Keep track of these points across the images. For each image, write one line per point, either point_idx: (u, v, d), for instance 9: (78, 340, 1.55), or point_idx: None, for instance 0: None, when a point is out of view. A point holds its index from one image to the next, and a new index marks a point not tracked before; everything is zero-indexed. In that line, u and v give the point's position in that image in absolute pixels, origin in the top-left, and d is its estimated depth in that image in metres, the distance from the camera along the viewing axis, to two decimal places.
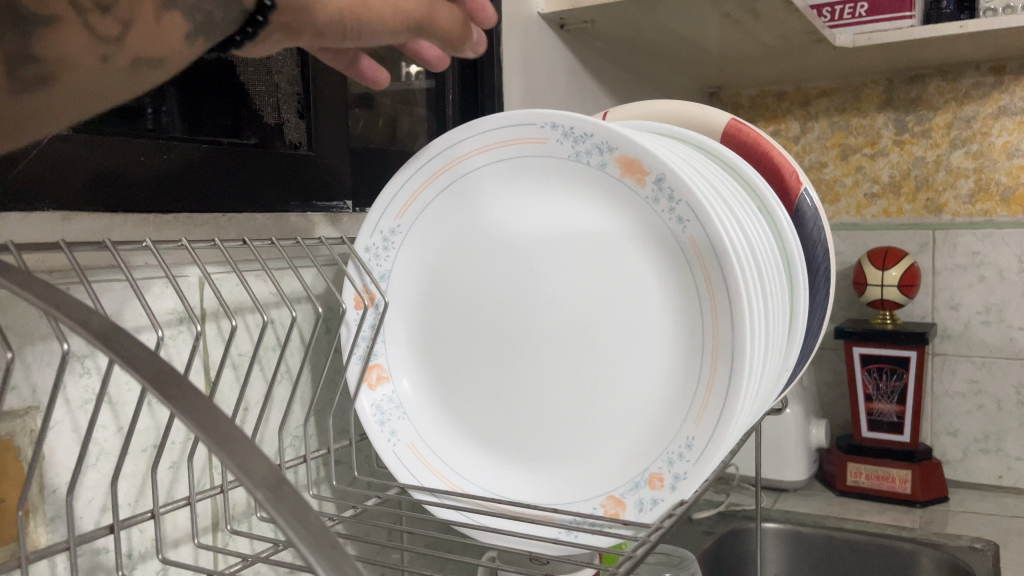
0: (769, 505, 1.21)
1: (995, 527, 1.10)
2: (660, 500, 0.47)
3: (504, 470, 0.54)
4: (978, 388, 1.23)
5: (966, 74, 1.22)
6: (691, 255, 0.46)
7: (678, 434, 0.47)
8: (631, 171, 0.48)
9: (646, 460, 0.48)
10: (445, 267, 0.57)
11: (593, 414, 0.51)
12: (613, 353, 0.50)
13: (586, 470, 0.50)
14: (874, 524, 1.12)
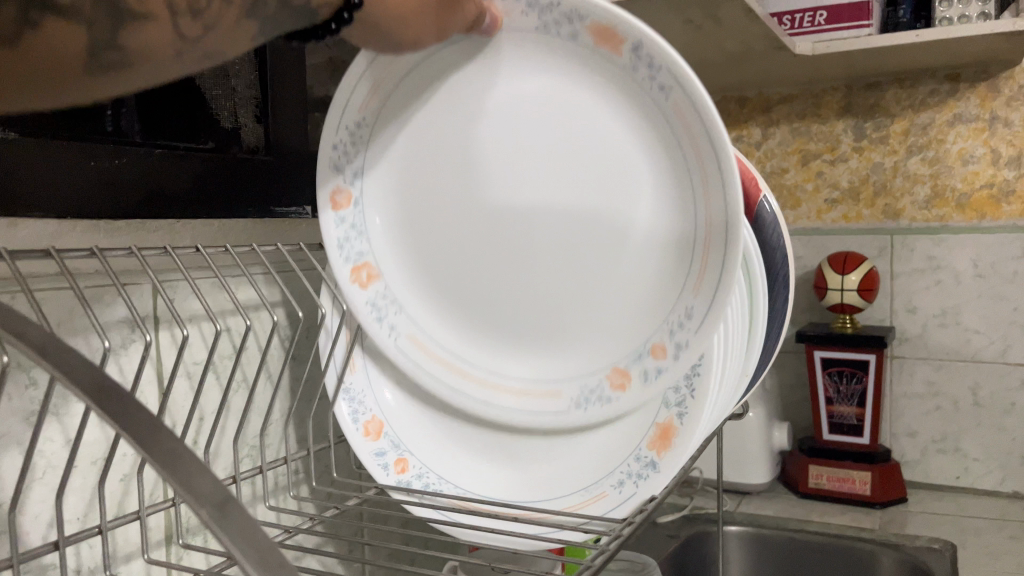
0: (733, 508, 1.22)
1: (952, 527, 1.12)
2: (664, 367, 0.57)
3: (495, 356, 0.67)
4: (935, 390, 1.25)
5: (922, 82, 1.25)
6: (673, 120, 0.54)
7: (679, 304, 0.56)
8: (603, 41, 0.56)
9: (649, 336, 0.59)
10: (423, 165, 0.66)
11: (592, 302, 0.62)
12: (605, 251, 0.61)
13: (578, 356, 0.63)
14: (834, 526, 1.14)
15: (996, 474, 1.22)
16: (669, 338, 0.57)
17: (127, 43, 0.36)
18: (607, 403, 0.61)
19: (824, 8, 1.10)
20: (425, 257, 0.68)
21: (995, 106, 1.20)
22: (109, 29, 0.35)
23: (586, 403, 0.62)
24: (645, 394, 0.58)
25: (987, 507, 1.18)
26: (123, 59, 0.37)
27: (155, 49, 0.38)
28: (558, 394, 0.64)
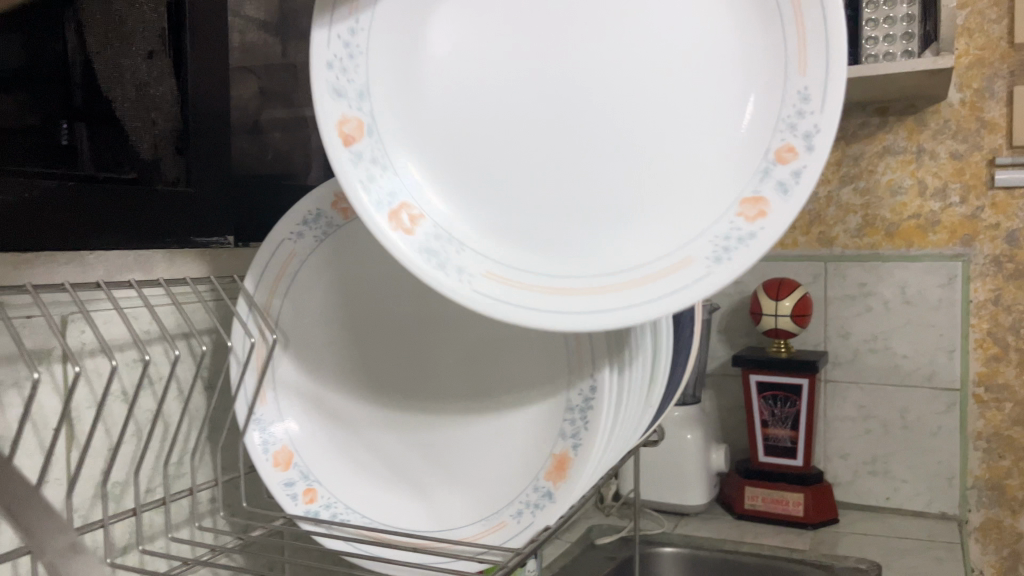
0: (670, 530, 1.24)
1: (880, 547, 1.15)
2: (801, 168, 0.51)
3: (574, 261, 0.57)
4: (866, 413, 1.29)
5: (854, 114, 1.29)
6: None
7: (788, 94, 0.52)
8: None
9: (765, 146, 0.53)
10: (440, 71, 0.59)
11: (694, 167, 0.55)
12: (687, 88, 0.55)
13: (690, 236, 0.54)
14: (767, 547, 1.16)
15: (924, 494, 1.26)
16: (786, 133, 0.52)
17: None
18: (753, 237, 0.51)
19: None
20: (474, 174, 0.60)
21: (922, 139, 1.25)
22: None
23: (722, 254, 0.52)
24: (795, 197, 0.51)
25: (914, 527, 1.22)
26: None
27: None
28: (680, 257, 0.53)
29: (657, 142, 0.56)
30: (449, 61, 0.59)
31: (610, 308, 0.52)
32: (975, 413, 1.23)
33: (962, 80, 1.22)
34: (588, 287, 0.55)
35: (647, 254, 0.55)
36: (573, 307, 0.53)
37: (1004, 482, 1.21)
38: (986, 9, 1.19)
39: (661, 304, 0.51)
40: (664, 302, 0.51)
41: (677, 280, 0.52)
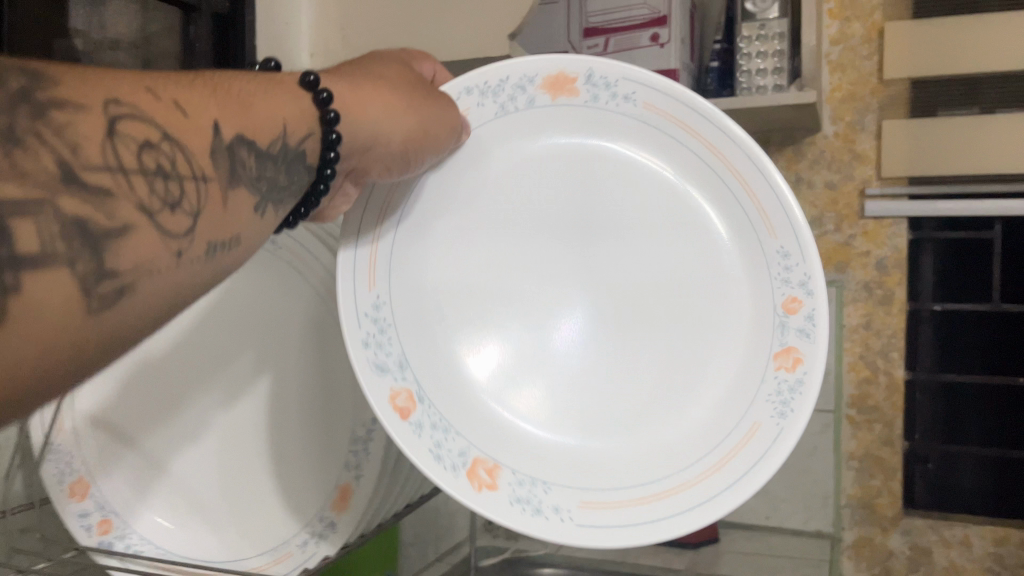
0: (553, 551, 1.24)
1: (754, 567, 1.17)
2: (813, 306, 0.67)
3: (711, 440, 0.68)
4: None
5: None
6: (646, 121, 0.71)
7: (771, 256, 0.69)
8: (556, 89, 0.72)
9: (774, 304, 0.69)
10: (595, 298, 0.75)
11: (670, 373, 0.72)
12: (709, 330, 0.72)
13: (681, 420, 0.70)
14: (646, 568, 1.18)
15: (801, 514, 1.29)
16: (783, 290, 0.68)
17: (125, 266, 0.39)
18: (799, 383, 0.66)
19: None
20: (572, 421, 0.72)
21: (800, 168, 1.30)
22: (90, 249, 0.38)
23: (793, 402, 0.65)
24: (818, 339, 0.66)
25: (789, 546, 1.25)
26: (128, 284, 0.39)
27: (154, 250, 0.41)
28: (748, 424, 0.67)
29: (629, 345, 0.74)
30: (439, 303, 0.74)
31: (686, 502, 0.65)
32: (849, 434, 1.27)
33: (836, 113, 1.27)
34: (640, 491, 0.66)
35: (727, 416, 0.69)
36: (700, 490, 0.65)
37: (874, 500, 1.26)
38: (857, 46, 1.25)
39: (751, 477, 0.64)
40: (768, 454, 0.64)
41: (754, 436, 0.66)
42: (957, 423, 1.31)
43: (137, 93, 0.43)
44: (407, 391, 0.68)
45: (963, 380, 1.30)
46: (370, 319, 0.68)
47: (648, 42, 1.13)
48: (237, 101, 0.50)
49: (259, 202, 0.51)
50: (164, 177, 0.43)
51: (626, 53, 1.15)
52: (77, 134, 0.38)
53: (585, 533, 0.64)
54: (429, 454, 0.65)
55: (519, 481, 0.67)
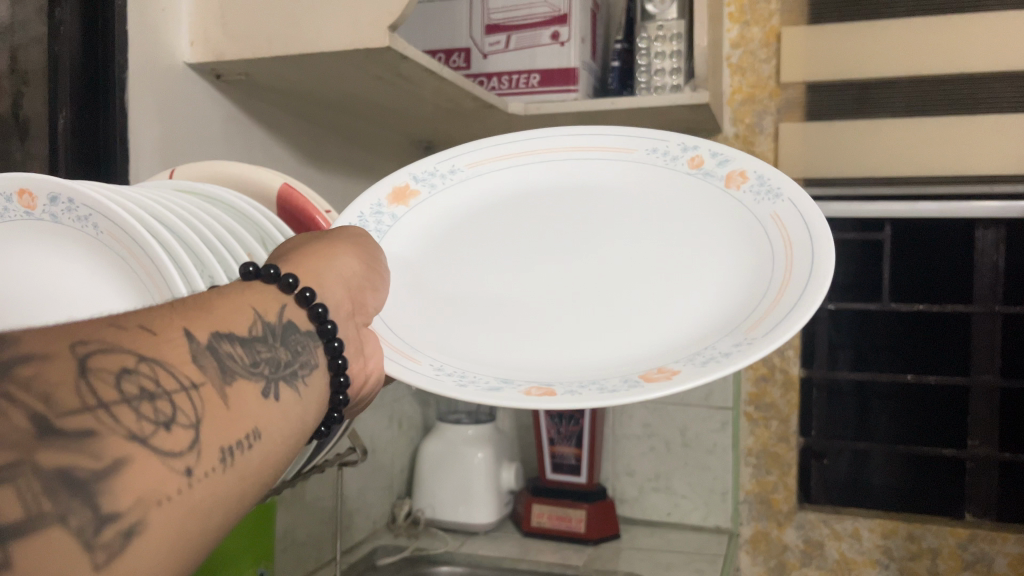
0: (454, 548, 1.23)
1: (651, 562, 1.18)
2: (716, 149, 0.62)
3: (740, 264, 0.55)
4: (651, 431, 1.34)
5: None
6: (474, 173, 0.68)
7: (657, 161, 0.65)
8: (398, 198, 0.64)
9: (685, 175, 0.63)
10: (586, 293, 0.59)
11: (653, 294, 0.56)
12: (668, 234, 0.61)
13: (711, 300, 0.53)
14: (544, 564, 1.16)
15: (700, 509, 1.31)
16: (679, 163, 0.64)
17: (125, 511, 0.27)
18: (761, 176, 0.59)
19: (537, 71, 1.13)
20: (690, 329, 0.51)
21: None
22: (80, 508, 0.26)
23: (774, 191, 0.57)
24: (738, 154, 0.61)
25: (688, 541, 1.27)
26: (135, 530, 0.28)
27: (162, 475, 0.29)
28: (768, 221, 0.56)
29: (615, 281, 0.59)
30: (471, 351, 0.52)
31: (793, 296, 0.46)
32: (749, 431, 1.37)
33: (737, 115, 1.31)
34: (744, 324, 0.47)
35: (730, 248, 0.57)
36: (789, 296, 0.46)
37: (771, 496, 1.35)
38: (756, 50, 1.29)
39: (816, 246, 0.49)
40: (812, 227, 0.51)
41: (781, 235, 0.54)
42: (867, 422, 1.36)
43: (91, 325, 0.30)
44: (535, 388, 0.46)
45: (868, 380, 1.35)
46: (451, 376, 0.47)
47: (548, 40, 1.12)
48: (196, 302, 0.36)
49: (264, 382, 0.37)
50: (150, 399, 0.30)
51: (527, 52, 1.13)
52: (46, 382, 0.27)
53: (756, 344, 0.42)
54: (594, 393, 0.43)
55: (689, 360, 0.45)
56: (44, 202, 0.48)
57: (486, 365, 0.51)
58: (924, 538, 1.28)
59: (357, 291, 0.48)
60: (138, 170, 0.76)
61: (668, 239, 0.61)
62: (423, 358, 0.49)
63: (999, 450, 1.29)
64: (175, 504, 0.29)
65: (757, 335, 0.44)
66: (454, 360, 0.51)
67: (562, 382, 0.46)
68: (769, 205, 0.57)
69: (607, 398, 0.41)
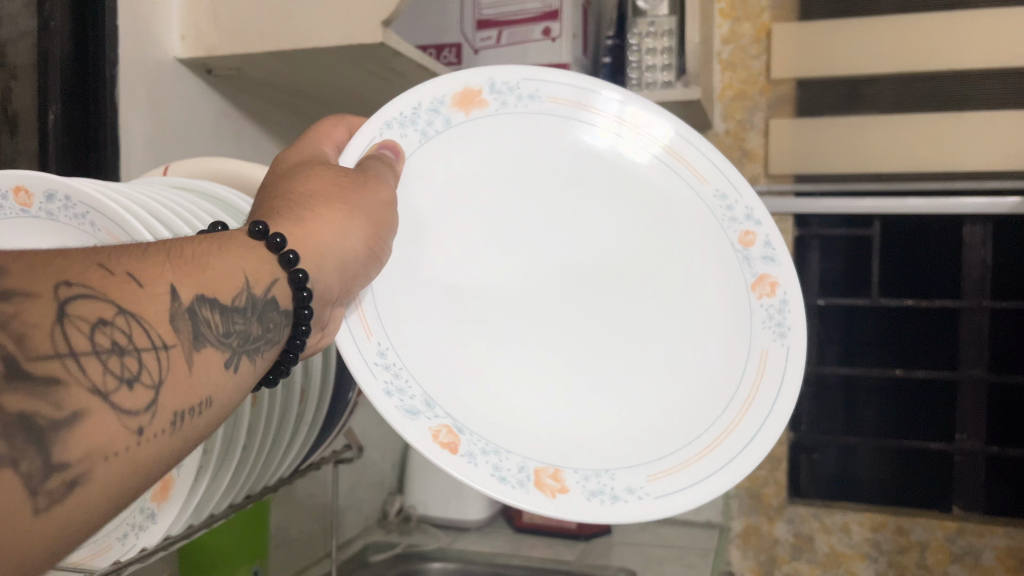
0: (446, 545, 1.23)
1: (643, 556, 1.17)
2: (768, 237, 0.56)
3: (693, 352, 0.56)
4: None
5: None
6: (541, 107, 0.57)
7: (710, 201, 0.58)
8: (463, 102, 0.54)
9: (728, 238, 0.57)
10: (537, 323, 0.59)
11: (606, 356, 0.57)
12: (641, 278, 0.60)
13: (666, 392, 0.54)
14: (536, 560, 1.16)
15: None
16: (732, 224, 0.57)
17: (72, 461, 0.27)
18: (784, 306, 0.54)
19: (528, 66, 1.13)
20: (622, 422, 0.53)
21: None
22: (32, 455, 0.26)
23: (782, 330, 0.53)
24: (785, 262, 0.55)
25: (679, 535, 1.27)
26: (79, 482, 0.27)
27: (114, 432, 0.28)
28: (755, 354, 0.53)
29: (585, 320, 0.60)
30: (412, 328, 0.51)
31: (705, 470, 0.48)
32: None
33: (726, 112, 1.30)
34: (657, 460, 0.49)
35: (695, 329, 0.57)
36: (705, 463, 0.48)
37: (761, 490, 1.36)
38: (747, 46, 1.29)
39: (761, 431, 0.49)
40: (778, 402, 0.50)
41: (756, 366, 0.53)
42: (855, 416, 1.38)
43: (79, 267, 0.30)
44: (444, 427, 0.46)
45: (856, 375, 1.36)
46: (385, 369, 0.46)
47: (540, 35, 1.12)
48: (190, 257, 0.35)
49: (230, 354, 0.35)
50: (119, 352, 0.29)
51: (519, 47, 1.13)
52: (23, 324, 0.27)
53: (640, 508, 0.45)
54: (489, 479, 0.45)
55: (585, 474, 0.47)
56: (41, 200, 0.47)
57: (431, 372, 0.50)
58: (913, 531, 1.29)
59: (350, 276, 0.44)
60: (127, 167, 0.75)
61: (631, 281, 0.60)
62: (375, 334, 0.47)
63: (986, 444, 1.31)
64: (123, 462, 0.29)
65: (652, 494, 0.46)
66: (403, 349, 0.49)
67: (474, 437, 0.47)
68: (767, 337, 0.53)
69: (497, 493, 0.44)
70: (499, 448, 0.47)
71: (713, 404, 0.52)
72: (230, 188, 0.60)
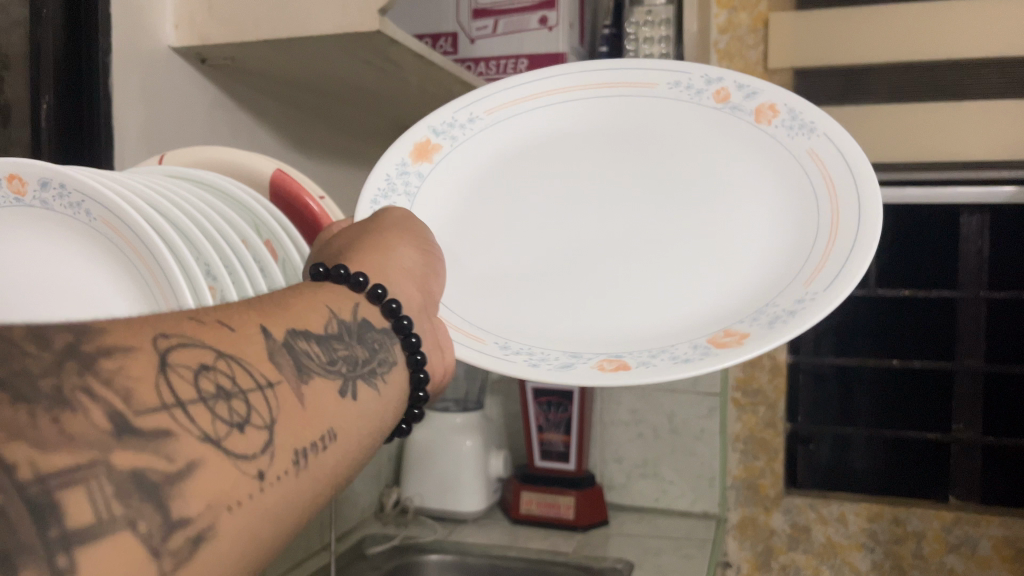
0: (442, 537, 1.22)
1: (640, 547, 1.17)
2: (740, 84, 0.60)
3: (767, 215, 0.55)
4: (638, 418, 1.33)
5: None
6: (493, 130, 0.64)
7: (681, 99, 0.61)
8: (423, 154, 0.60)
9: (709, 110, 0.61)
10: (641, 253, 0.57)
11: (706, 247, 0.55)
12: (694, 179, 0.60)
13: (770, 256, 0.53)
14: (533, 551, 1.16)
15: (688, 495, 1.31)
16: (704, 97, 0.61)
17: (187, 515, 0.25)
18: (793, 110, 0.57)
19: (525, 56, 1.12)
20: (739, 286, 0.51)
21: None
22: (149, 515, 0.24)
23: (809, 126, 0.56)
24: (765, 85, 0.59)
25: (677, 526, 1.26)
26: (198, 539, 0.25)
27: (222, 485, 0.27)
28: (805, 158, 0.55)
29: (661, 231, 0.58)
30: (519, 316, 0.53)
31: (843, 254, 0.46)
32: (735, 416, 1.36)
33: None
34: (801, 277, 0.48)
35: (762, 197, 0.56)
36: (838, 249, 0.47)
37: (758, 481, 1.35)
38: (743, 36, 1.29)
39: (864, 196, 0.49)
40: (857, 175, 0.51)
41: (825, 179, 0.53)
42: (849, 407, 1.39)
43: (172, 320, 0.30)
44: (605, 360, 0.47)
45: (851, 365, 1.37)
46: (519, 354, 0.48)
47: (536, 24, 1.11)
48: (274, 301, 0.36)
49: (341, 381, 0.36)
50: (225, 397, 0.29)
51: (515, 36, 1.12)
52: (127, 377, 0.25)
53: (822, 299, 0.44)
54: (674, 363, 0.44)
55: (753, 318, 0.47)
56: (35, 187, 0.46)
57: (566, 339, 0.51)
58: (909, 521, 1.29)
59: (422, 281, 0.48)
60: (122, 157, 0.74)
61: (689, 180, 0.60)
62: (487, 336, 0.50)
63: (983, 434, 1.32)
64: (230, 519, 0.27)
65: (819, 291, 0.45)
66: (525, 335, 0.51)
67: (634, 353, 0.47)
68: (803, 140, 0.56)
69: (689, 362, 0.43)
70: (666, 348, 0.47)
71: (795, 237, 0.53)
72: (228, 178, 0.59)
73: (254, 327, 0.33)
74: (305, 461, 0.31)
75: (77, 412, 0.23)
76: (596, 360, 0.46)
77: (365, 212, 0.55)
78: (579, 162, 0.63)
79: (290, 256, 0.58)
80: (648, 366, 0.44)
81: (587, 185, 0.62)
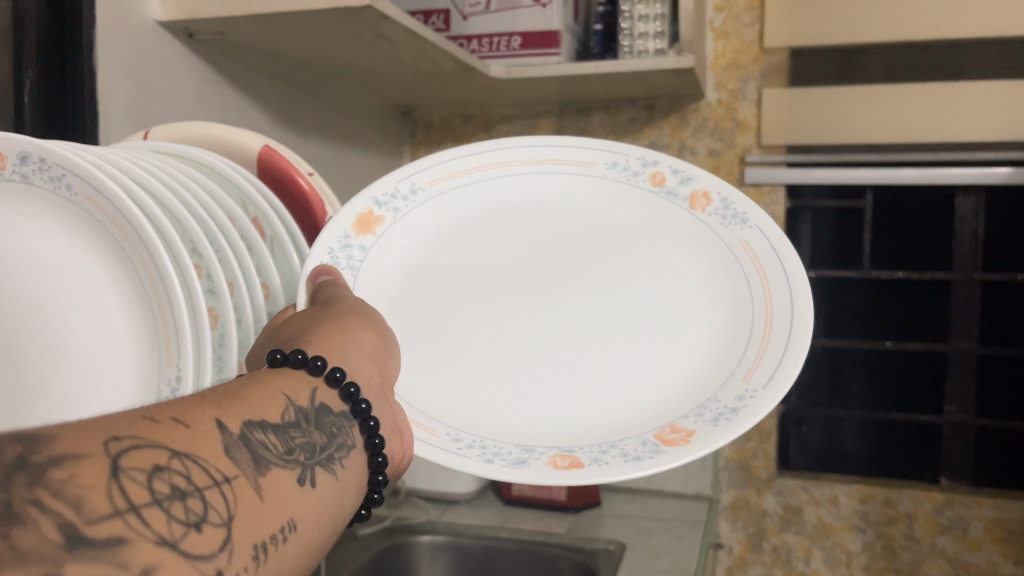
0: (436, 518, 1.22)
1: (631, 529, 1.16)
2: (678, 169, 0.58)
3: (700, 318, 0.55)
4: None
5: (623, 110, 1.34)
6: (428, 206, 0.59)
7: (618, 177, 0.60)
8: (362, 228, 0.55)
9: (643, 193, 0.59)
10: (572, 348, 0.55)
11: (647, 332, 0.55)
12: (625, 270, 0.58)
13: (700, 351, 0.53)
14: (526, 532, 1.15)
15: (680, 477, 1.31)
16: (639, 179, 0.59)
17: None
18: (727, 201, 0.56)
19: (518, 33, 1.09)
20: (671, 387, 0.51)
21: (683, 136, 1.32)
22: None
23: (741, 218, 0.55)
24: (700, 172, 0.58)
25: (667, 507, 1.26)
26: None
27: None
28: (738, 250, 0.55)
29: (603, 314, 0.57)
30: (467, 412, 0.50)
31: (779, 351, 0.48)
32: None
33: (719, 81, 1.30)
34: (739, 371, 0.49)
35: (692, 295, 0.56)
36: (773, 351, 0.49)
37: (750, 463, 1.36)
38: (740, 14, 1.27)
39: (796, 290, 0.50)
40: (791, 274, 0.51)
41: (758, 273, 0.53)
42: (841, 389, 1.39)
43: (124, 419, 0.28)
44: (558, 455, 0.46)
45: (843, 348, 1.37)
46: (468, 446, 0.46)
47: (530, 2, 1.09)
48: (226, 391, 0.34)
49: (300, 470, 0.33)
50: (181, 497, 0.27)
51: (509, 13, 1.10)
52: (78, 486, 0.24)
53: (765, 400, 0.45)
54: (626, 463, 0.43)
55: (695, 414, 0.48)
56: (14, 161, 0.45)
57: (515, 432, 0.49)
58: (900, 502, 1.32)
59: (382, 361, 0.44)
60: (108, 132, 0.73)
61: (619, 271, 0.58)
62: (439, 429, 0.47)
63: (976, 416, 1.32)
64: None
65: (760, 387, 0.47)
66: (471, 428, 0.49)
67: (586, 447, 0.46)
68: (735, 230, 0.56)
69: (641, 464, 0.43)
70: (615, 441, 0.47)
71: (726, 339, 0.53)
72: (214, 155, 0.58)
73: (210, 421, 0.31)
74: (270, 555, 0.29)
75: (27, 526, 0.22)
76: (550, 457, 0.45)
77: (314, 265, 0.50)
78: (516, 240, 0.60)
79: (279, 235, 0.57)
80: (602, 462, 0.44)
81: (522, 270, 0.59)
